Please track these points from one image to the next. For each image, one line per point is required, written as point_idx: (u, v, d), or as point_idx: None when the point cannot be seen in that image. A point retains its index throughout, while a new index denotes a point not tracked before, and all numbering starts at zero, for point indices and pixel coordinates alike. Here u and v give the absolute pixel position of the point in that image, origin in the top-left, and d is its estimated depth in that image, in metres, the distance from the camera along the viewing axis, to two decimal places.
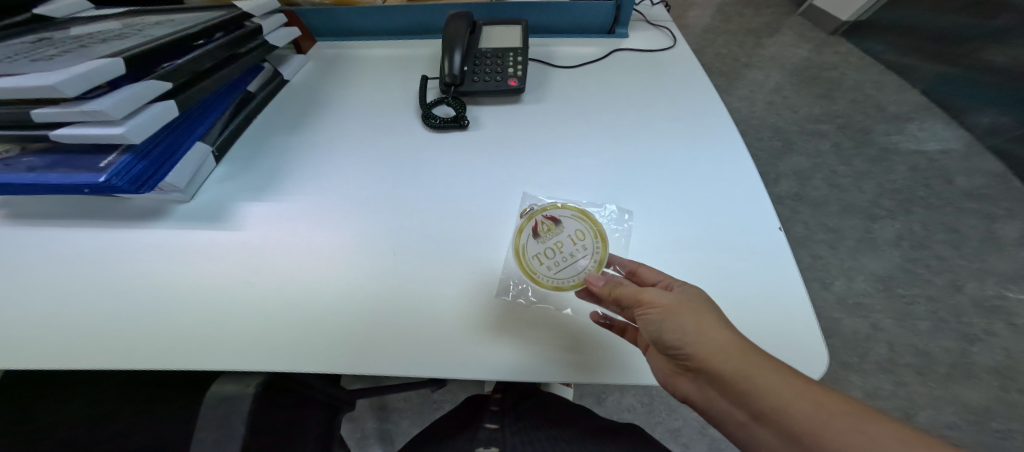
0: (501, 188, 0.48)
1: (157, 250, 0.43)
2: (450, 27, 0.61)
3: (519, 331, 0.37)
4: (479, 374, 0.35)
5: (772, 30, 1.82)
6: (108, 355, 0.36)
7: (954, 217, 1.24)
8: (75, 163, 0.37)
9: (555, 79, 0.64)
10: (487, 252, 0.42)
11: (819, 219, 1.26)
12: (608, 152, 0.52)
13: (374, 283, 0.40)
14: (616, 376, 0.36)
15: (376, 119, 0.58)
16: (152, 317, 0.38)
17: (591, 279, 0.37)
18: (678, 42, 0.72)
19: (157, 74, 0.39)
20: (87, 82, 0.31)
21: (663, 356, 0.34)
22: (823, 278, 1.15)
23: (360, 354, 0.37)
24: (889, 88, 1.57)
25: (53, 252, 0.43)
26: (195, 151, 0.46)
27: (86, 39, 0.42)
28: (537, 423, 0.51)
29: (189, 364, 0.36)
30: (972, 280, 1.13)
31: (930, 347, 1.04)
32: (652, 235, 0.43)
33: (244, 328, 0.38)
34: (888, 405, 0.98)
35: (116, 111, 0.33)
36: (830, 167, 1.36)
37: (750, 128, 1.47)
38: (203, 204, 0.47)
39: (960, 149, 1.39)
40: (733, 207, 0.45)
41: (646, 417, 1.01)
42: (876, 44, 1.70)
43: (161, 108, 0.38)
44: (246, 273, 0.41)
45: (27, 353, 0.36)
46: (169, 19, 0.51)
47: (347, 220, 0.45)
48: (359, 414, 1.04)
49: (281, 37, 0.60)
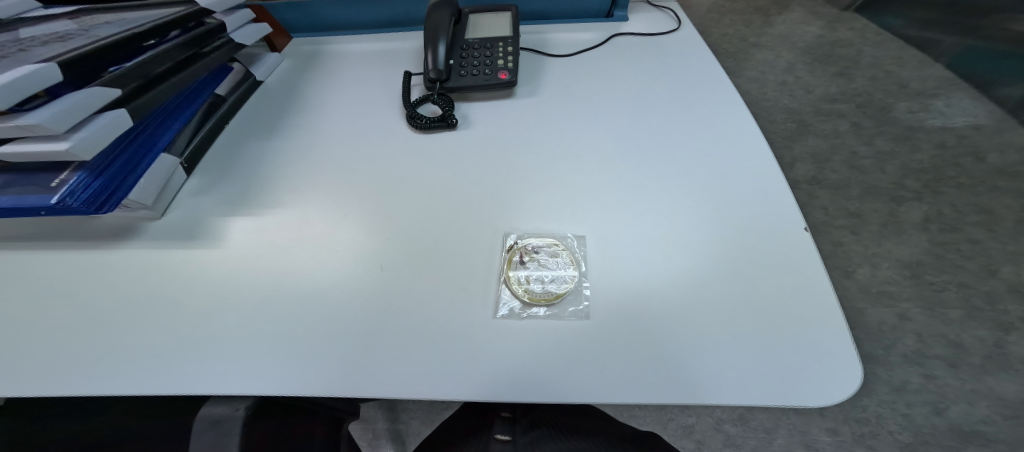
0: (494, 193, 0.45)
1: (132, 268, 0.41)
2: (432, 15, 0.57)
3: (518, 345, 0.33)
4: (471, 393, 0.32)
5: (782, 5, 1.69)
6: (77, 383, 0.34)
7: (986, 197, 1.18)
8: (27, 183, 0.35)
9: (548, 70, 0.60)
10: (477, 261, 0.39)
11: (838, 204, 1.19)
12: (607, 149, 0.48)
13: (356, 300, 0.37)
14: (627, 395, 0.31)
15: (359, 121, 0.55)
16: (128, 339, 0.36)
17: (701, 279, 0.36)
18: (682, 23, 0.67)
19: (104, 81, 0.36)
20: (17, 93, 0.28)
21: (785, 356, 0.31)
22: (844, 266, 1.09)
23: (346, 378, 0.33)
24: (911, 63, 1.47)
25: (28, 272, 0.41)
26: (161, 163, 0.44)
27: (28, 42, 0.39)
28: (552, 434, 0.46)
29: (159, 389, 0.33)
30: (1007, 264, 1.07)
31: (962, 337, 0.98)
32: (658, 240, 0.39)
33: (222, 351, 0.35)
34: (918, 399, 0.93)
35: (58, 123, 0.31)
36: (850, 148, 1.28)
37: (762, 110, 1.38)
38: (173, 219, 0.45)
39: (990, 124, 1.32)
40: (749, 205, 0.41)
41: (658, 415, 0.97)
42: (893, 19, 1.60)
43: (112, 118, 0.36)
44: (220, 294, 0.38)
45: (5, 376, 0.34)
46: (121, 17, 0.48)
47: (330, 231, 0.42)
48: (369, 415, 1.02)
49: (247, 35, 0.57)
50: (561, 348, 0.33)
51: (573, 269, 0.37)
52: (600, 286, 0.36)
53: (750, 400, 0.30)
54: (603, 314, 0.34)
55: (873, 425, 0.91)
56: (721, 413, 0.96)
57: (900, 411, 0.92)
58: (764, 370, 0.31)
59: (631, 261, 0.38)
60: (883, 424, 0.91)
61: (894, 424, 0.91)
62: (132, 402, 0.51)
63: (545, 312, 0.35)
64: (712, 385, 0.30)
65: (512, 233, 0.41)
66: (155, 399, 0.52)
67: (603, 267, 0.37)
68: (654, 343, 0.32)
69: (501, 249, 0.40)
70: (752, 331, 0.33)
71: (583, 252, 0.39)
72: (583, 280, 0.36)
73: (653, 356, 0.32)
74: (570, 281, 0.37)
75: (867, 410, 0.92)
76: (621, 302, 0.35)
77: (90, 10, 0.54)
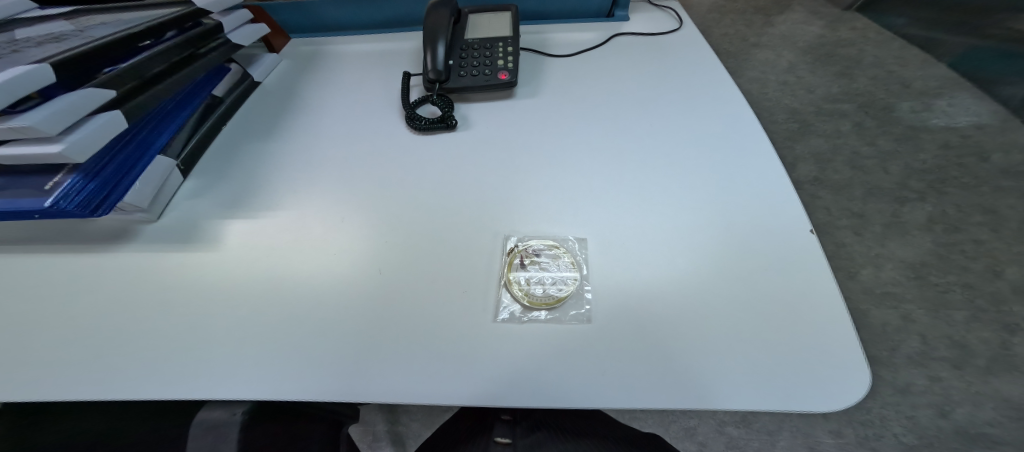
0: (495, 195, 0.44)
1: (128, 271, 0.40)
2: (431, 15, 0.57)
3: (520, 347, 0.33)
4: (471, 398, 0.31)
5: (783, 5, 1.68)
6: (71, 388, 0.33)
7: (990, 197, 1.17)
8: (21, 185, 0.34)
9: (549, 70, 0.60)
10: (477, 264, 0.38)
11: (841, 204, 1.18)
12: (607, 150, 0.48)
13: (356, 304, 0.36)
14: (629, 400, 0.30)
15: (358, 122, 0.54)
16: (124, 344, 0.35)
17: (706, 281, 0.35)
18: (684, 22, 0.66)
19: (98, 82, 0.36)
20: (9, 95, 0.28)
21: (791, 359, 0.31)
22: (848, 267, 1.08)
23: (343, 383, 0.32)
24: (914, 62, 1.46)
25: (23, 276, 0.41)
26: (156, 165, 0.43)
27: (23, 43, 0.39)
28: (553, 437, 0.45)
29: (154, 394, 0.32)
30: (1012, 265, 1.06)
31: (967, 339, 0.98)
32: (661, 243, 0.38)
33: (219, 355, 0.34)
34: (922, 401, 0.92)
35: (50, 125, 0.30)
36: (853, 148, 1.27)
37: (763, 110, 1.37)
38: (169, 222, 0.44)
39: (993, 124, 1.31)
40: (753, 206, 0.41)
41: (659, 418, 0.97)
42: (895, 19, 1.59)
43: (106, 119, 0.35)
44: (218, 296, 0.38)
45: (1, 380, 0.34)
46: (118, 17, 0.48)
47: (330, 232, 0.42)
48: (369, 417, 1.02)
49: (245, 36, 0.57)
50: (562, 353, 0.32)
51: (573, 271, 0.37)
52: (601, 289, 0.35)
53: (757, 405, 0.29)
54: (604, 318, 0.34)
55: (877, 427, 0.90)
56: (724, 415, 0.95)
57: (904, 413, 0.91)
58: (769, 375, 0.30)
59: (633, 264, 0.37)
60: (887, 426, 0.90)
61: (899, 426, 0.90)
62: (129, 407, 0.51)
63: (545, 316, 0.35)
64: (717, 392, 0.30)
65: (512, 236, 0.40)
66: (153, 404, 0.52)
67: (605, 270, 0.37)
68: (657, 347, 0.32)
69: (501, 253, 0.39)
70: (756, 335, 0.32)
71: (584, 255, 0.38)
72: (584, 283, 0.36)
73: (656, 361, 0.31)
74: (571, 283, 0.36)
75: (872, 412, 0.91)
76: (623, 305, 0.34)
77: (87, 11, 0.53)
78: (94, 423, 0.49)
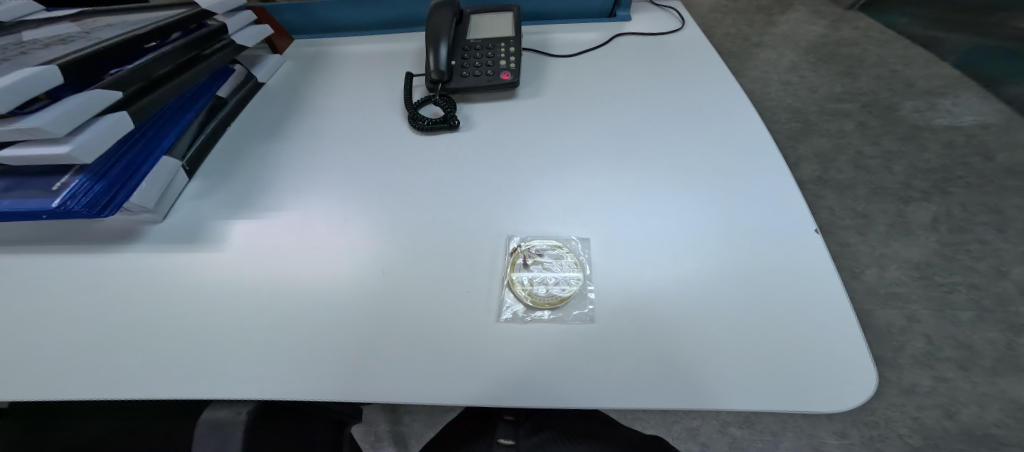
0: (497, 196, 0.44)
1: (134, 271, 0.40)
2: (434, 15, 0.57)
3: (524, 347, 0.33)
4: (477, 397, 0.31)
5: (785, 5, 1.68)
6: (79, 387, 0.34)
7: (996, 197, 1.16)
8: (29, 186, 0.35)
9: (551, 70, 0.60)
10: (480, 264, 0.38)
11: (844, 204, 1.18)
12: (608, 151, 0.48)
13: (360, 304, 0.36)
14: (635, 399, 0.30)
15: (362, 124, 0.54)
16: (130, 343, 0.35)
17: (710, 281, 0.35)
18: (686, 22, 0.66)
19: (105, 83, 0.36)
20: (17, 96, 0.28)
21: (798, 359, 0.31)
22: (852, 267, 1.08)
23: (349, 383, 0.32)
24: (918, 61, 1.45)
25: (31, 277, 0.41)
26: (162, 165, 0.44)
27: (30, 45, 0.40)
28: (557, 438, 0.44)
29: (163, 393, 0.33)
30: (1017, 265, 1.05)
31: (973, 339, 0.97)
32: (664, 244, 0.38)
33: (224, 355, 0.34)
34: (928, 401, 0.91)
35: (57, 126, 0.31)
36: (856, 148, 1.27)
37: (766, 110, 1.37)
38: (175, 223, 0.44)
39: (998, 123, 1.30)
40: (757, 207, 0.40)
41: (662, 418, 0.96)
42: (898, 18, 1.58)
43: (113, 120, 0.36)
44: (222, 296, 0.38)
45: (12, 379, 0.34)
46: (124, 19, 0.48)
47: (334, 233, 0.42)
48: (371, 417, 1.02)
49: (248, 37, 0.57)
50: (566, 352, 0.32)
51: (577, 271, 0.37)
52: (605, 289, 0.35)
53: (762, 405, 0.29)
54: (608, 317, 0.34)
55: (882, 428, 0.90)
56: (727, 415, 0.95)
57: (910, 414, 0.90)
58: (774, 374, 0.30)
59: (636, 265, 0.37)
60: (892, 428, 0.90)
61: (904, 426, 0.89)
62: (133, 405, 0.51)
63: (548, 315, 0.35)
64: (722, 392, 0.30)
65: (515, 236, 0.40)
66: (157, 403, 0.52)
67: (608, 270, 0.37)
68: (662, 347, 0.32)
69: (504, 252, 0.39)
70: (761, 334, 0.32)
71: (586, 255, 0.38)
72: (587, 283, 0.36)
73: (661, 360, 0.31)
74: (574, 283, 0.36)
75: (877, 413, 0.91)
76: (626, 305, 0.34)
77: (93, 13, 0.54)
78: (101, 421, 0.49)
